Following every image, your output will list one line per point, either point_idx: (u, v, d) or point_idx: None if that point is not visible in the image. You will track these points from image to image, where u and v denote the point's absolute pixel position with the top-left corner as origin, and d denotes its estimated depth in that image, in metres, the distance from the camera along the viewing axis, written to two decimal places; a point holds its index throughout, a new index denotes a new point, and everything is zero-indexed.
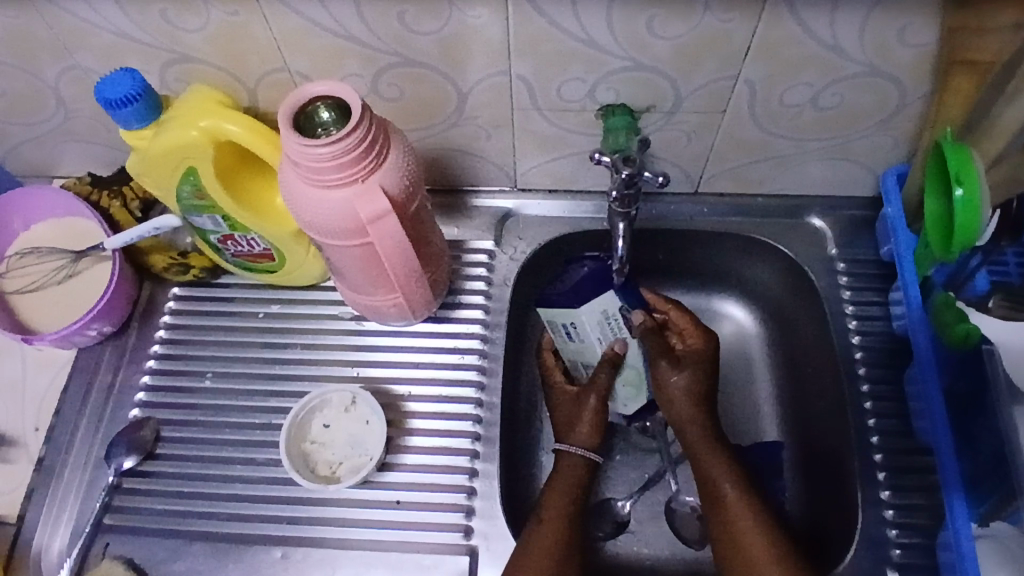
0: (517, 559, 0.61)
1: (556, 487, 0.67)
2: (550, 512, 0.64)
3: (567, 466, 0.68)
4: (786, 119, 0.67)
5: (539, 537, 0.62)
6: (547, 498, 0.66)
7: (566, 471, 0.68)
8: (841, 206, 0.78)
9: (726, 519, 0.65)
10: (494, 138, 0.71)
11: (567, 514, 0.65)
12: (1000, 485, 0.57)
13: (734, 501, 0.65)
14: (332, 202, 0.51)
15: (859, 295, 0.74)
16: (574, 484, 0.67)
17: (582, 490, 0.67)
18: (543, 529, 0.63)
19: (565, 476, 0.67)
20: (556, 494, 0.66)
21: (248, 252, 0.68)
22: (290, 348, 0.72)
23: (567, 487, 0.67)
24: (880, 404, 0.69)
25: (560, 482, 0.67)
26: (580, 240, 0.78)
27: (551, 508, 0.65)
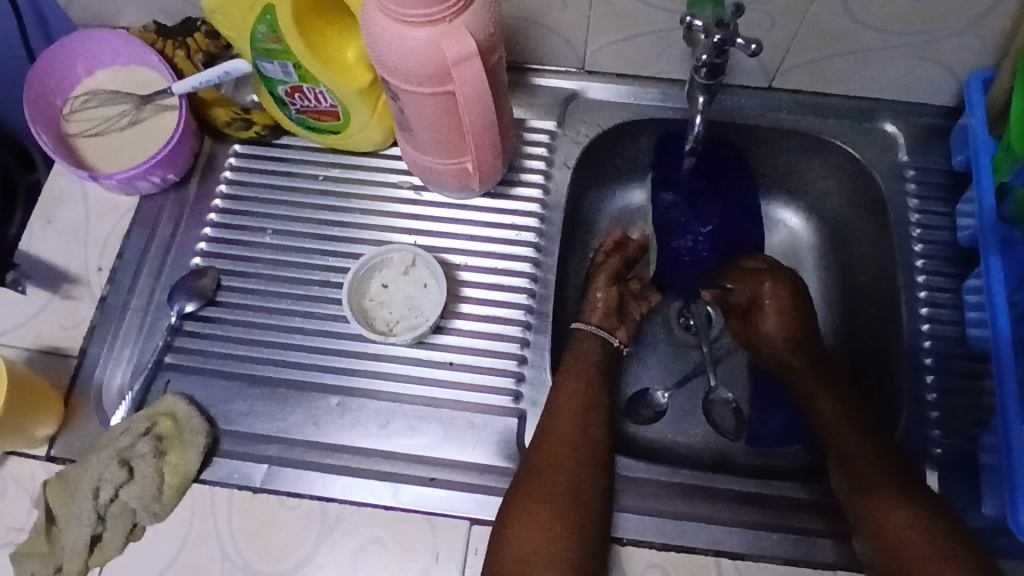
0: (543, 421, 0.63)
1: (573, 363, 0.67)
2: (566, 379, 0.65)
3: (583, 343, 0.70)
4: (879, 7, 0.64)
5: (559, 402, 0.63)
6: (566, 368, 0.66)
7: (585, 345, 0.70)
8: (915, 113, 0.75)
9: (844, 455, 0.65)
10: (569, 8, 0.68)
11: (586, 382, 0.65)
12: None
13: (847, 435, 0.65)
14: (417, 41, 0.50)
15: (926, 204, 0.73)
16: (587, 361, 0.68)
17: (602, 367, 0.68)
18: (562, 396, 0.64)
19: (580, 355, 0.68)
20: (570, 365, 0.67)
21: (314, 107, 0.68)
22: (349, 211, 0.73)
23: (585, 363, 0.67)
24: (935, 311, 0.69)
25: (580, 354, 0.68)
26: (643, 128, 0.77)
27: (569, 375, 0.66)
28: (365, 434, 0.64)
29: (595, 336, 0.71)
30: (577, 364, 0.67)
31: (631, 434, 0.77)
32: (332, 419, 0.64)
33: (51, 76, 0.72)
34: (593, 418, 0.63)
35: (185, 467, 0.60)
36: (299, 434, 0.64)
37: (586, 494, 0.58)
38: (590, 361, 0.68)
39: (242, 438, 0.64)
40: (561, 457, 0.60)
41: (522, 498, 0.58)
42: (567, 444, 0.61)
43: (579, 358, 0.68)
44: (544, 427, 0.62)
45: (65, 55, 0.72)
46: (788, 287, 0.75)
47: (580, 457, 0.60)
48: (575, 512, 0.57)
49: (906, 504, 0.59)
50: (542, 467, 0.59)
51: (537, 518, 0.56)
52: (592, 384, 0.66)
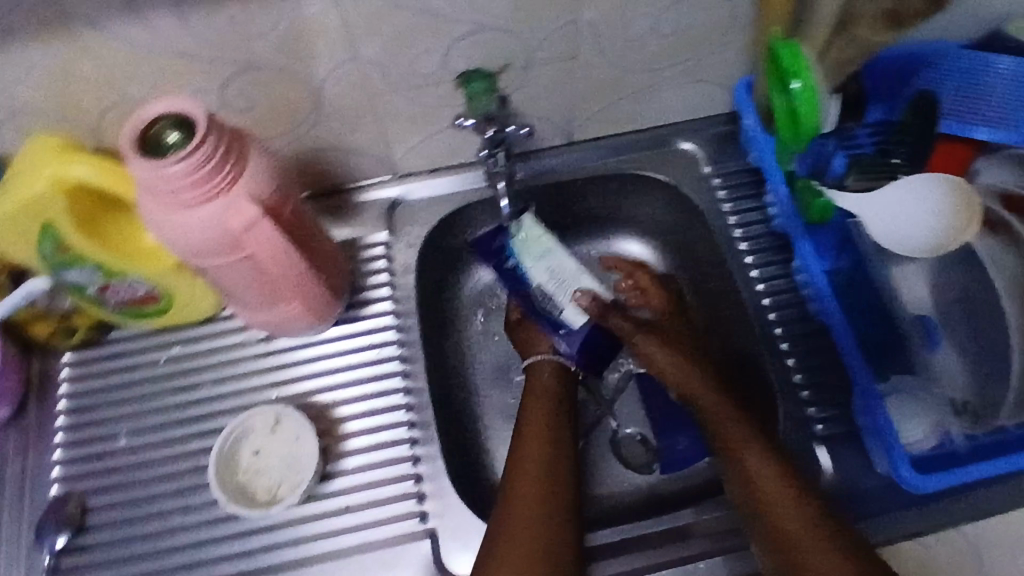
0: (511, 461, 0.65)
1: (531, 403, 0.71)
2: (531, 420, 0.69)
3: (537, 370, 0.74)
4: (633, 52, 0.70)
5: (528, 445, 0.66)
6: (524, 434, 0.67)
7: (542, 377, 0.73)
8: (705, 127, 0.81)
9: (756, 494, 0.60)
10: (360, 128, 0.71)
11: (546, 416, 0.69)
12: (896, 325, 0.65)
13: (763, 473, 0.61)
14: (201, 221, 0.51)
15: (739, 204, 0.79)
16: (547, 392, 0.72)
17: (557, 381, 0.73)
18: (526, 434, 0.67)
19: (536, 380, 0.73)
20: (532, 408, 0.70)
21: (131, 297, 0.65)
22: (204, 384, 0.70)
23: (541, 401, 0.71)
24: (777, 298, 0.74)
25: (539, 390, 0.72)
26: (471, 212, 0.79)
27: (530, 414, 0.69)
28: None
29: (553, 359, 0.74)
30: (538, 401, 0.71)
31: None
32: None
33: None
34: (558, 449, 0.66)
35: None
36: None
37: (562, 516, 0.60)
38: (544, 394, 0.72)
39: None
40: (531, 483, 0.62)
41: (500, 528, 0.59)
42: (535, 478, 0.63)
43: (541, 391, 0.72)
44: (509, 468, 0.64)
45: None
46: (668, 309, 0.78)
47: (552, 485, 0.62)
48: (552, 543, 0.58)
49: (800, 491, 0.58)
50: (513, 497, 0.61)
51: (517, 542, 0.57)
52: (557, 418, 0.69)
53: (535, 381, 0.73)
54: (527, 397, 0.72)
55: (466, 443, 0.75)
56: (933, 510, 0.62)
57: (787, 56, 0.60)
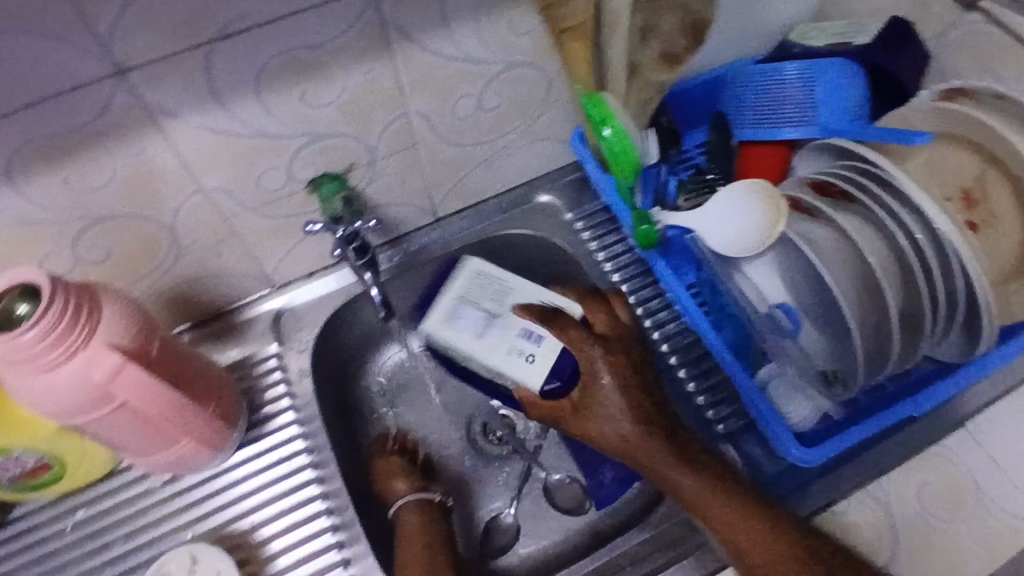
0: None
1: (408, 537, 0.68)
2: (408, 558, 0.66)
3: (406, 508, 0.71)
4: (468, 128, 0.75)
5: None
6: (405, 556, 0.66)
7: (409, 517, 0.70)
8: (558, 177, 0.88)
9: (705, 519, 0.63)
10: (226, 251, 0.73)
11: (425, 550, 0.66)
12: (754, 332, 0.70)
13: (701, 501, 0.64)
14: (62, 382, 0.51)
15: (603, 240, 0.84)
16: (422, 528, 0.69)
17: (427, 522, 0.70)
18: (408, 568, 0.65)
19: (411, 516, 0.70)
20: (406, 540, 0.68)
21: (22, 471, 0.63)
22: (114, 542, 0.68)
23: (414, 534, 0.68)
24: (656, 318, 0.79)
25: (410, 529, 0.69)
26: (358, 304, 0.82)
27: (407, 550, 0.67)
28: None
29: (413, 502, 0.71)
30: (414, 534, 0.68)
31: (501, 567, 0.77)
32: None
33: None
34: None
35: None
36: None
37: None
38: (420, 531, 0.69)
39: None
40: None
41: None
42: None
43: (414, 528, 0.69)
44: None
45: None
46: (618, 358, 0.71)
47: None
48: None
49: (749, 510, 0.63)
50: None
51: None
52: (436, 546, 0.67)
53: (408, 516, 0.70)
54: (400, 531, 0.69)
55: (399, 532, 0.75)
56: (834, 480, 0.66)
57: (592, 106, 0.68)
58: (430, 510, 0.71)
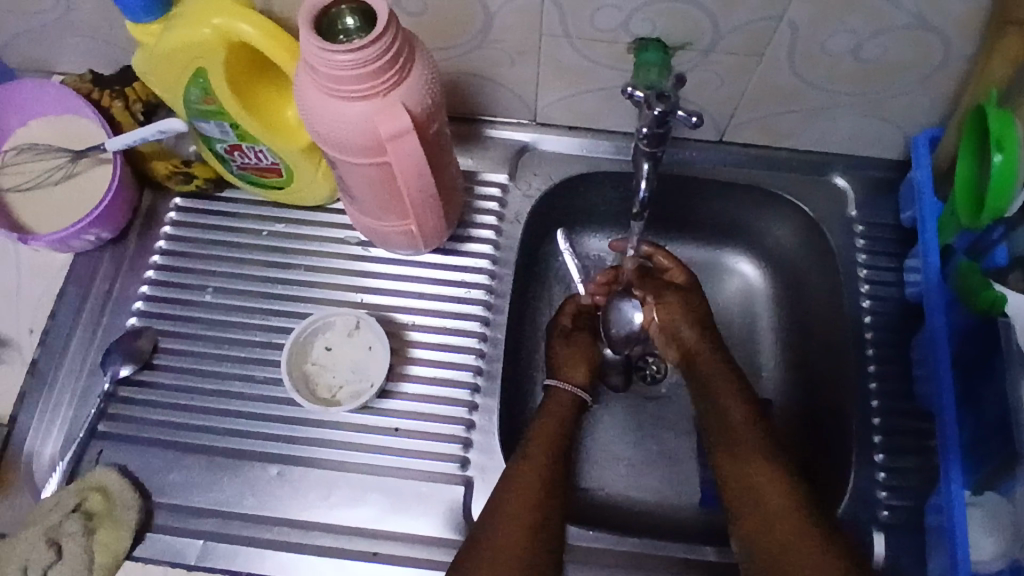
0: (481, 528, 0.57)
1: (534, 456, 0.62)
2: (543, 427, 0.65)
3: (551, 414, 0.67)
4: (824, 68, 0.64)
5: (504, 521, 0.57)
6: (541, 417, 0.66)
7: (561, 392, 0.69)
8: (865, 167, 0.76)
9: None
10: (517, 64, 0.68)
11: (551, 459, 0.62)
12: (1008, 447, 0.55)
13: None
14: (350, 115, 0.50)
15: (875, 259, 0.73)
16: (557, 418, 0.67)
17: (572, 422, 0.67)
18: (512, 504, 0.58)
19: (551, 420, 0.66)
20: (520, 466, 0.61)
21: (255, 165, 0.65)
22: (294, 268, 0.71)
23: (544, 455, 0.62)
24: (883, 368, 0.69)
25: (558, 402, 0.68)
26: (599, 181, 0.76)
27: (525, 471, 0.60)
28: (306, 505, 0.62)
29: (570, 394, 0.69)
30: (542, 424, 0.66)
31: (588, 493, 0.74)
32: (272, 490, 0.62)
33: None
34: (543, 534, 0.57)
35: (115, 547, 0.58)
36: (237, 506, 0.62)
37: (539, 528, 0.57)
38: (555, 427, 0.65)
39: (178, 512, 0.61)
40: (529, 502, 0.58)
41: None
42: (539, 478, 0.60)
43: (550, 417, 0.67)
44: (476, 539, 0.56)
45: None
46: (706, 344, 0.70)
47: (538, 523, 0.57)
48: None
49: None
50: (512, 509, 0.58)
51: (502, 558, 0.54)
52: (549, 483, 0.60)
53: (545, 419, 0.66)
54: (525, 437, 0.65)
55: (519, 407, 0.74)
56: None
57: (970, 130, 0.60)
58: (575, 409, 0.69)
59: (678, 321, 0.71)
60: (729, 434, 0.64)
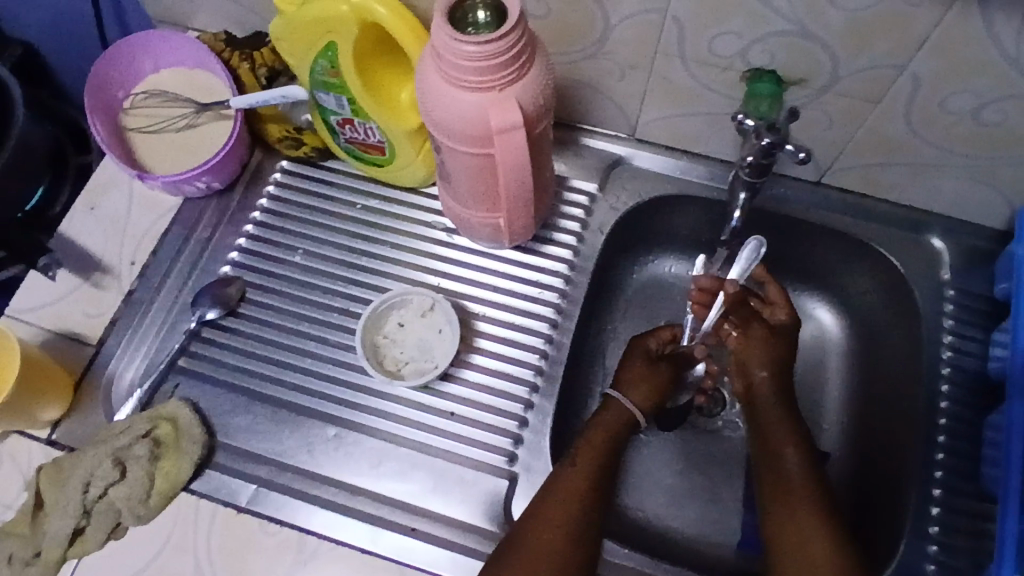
0: (512, 536, 0.58)
1: (572, 473, 0.61)
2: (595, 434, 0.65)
3: (597, 431, 0.65)
4: (941, 125, 0.63)
5: (533, 535, 0.57)
6: (596, 423, 0.66)
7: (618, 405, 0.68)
8: (966, 233, 0.73)
9: None
10: (627, 78, 0.68)
11: (597, 467, 0.62)
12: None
13: None
14: (465, 104, 0.51)
15: (962, 328, 0.71)
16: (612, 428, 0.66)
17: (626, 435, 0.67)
18: (541, 519, 0.58)
19: (601, 432, 0.65)
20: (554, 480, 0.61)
21: (362, 140, 0.68)
22: (379, 243, 0.73)
23: (583, 473, 0.61)
24: (953, 441, 0.67)
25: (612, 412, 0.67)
26: (687, 205, 0.76)
27: (561, 486, 0.60)
28: (357, 471, 0.64)
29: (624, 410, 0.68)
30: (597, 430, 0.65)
31: (626, 512, 0.73)
32: (326, 451, 0.65)
33: (120, 71, 0.75)
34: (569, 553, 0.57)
35: (176, 476, 0.62)
36: (292, 459, 0.64)
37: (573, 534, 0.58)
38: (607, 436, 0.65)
39: (238, 455, 0.65)
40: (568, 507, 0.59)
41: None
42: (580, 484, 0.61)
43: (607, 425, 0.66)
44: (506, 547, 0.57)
45: (136, 53, 0.75)
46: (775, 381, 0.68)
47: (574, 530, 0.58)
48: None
49: None
50: (548, 511, 0.59)
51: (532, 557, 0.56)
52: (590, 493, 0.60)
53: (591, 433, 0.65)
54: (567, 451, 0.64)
55: (572, 414, 0.75)
56: None
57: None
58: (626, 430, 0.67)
59: (754, 355, 0.69)
60: (784, 484, 0.63)
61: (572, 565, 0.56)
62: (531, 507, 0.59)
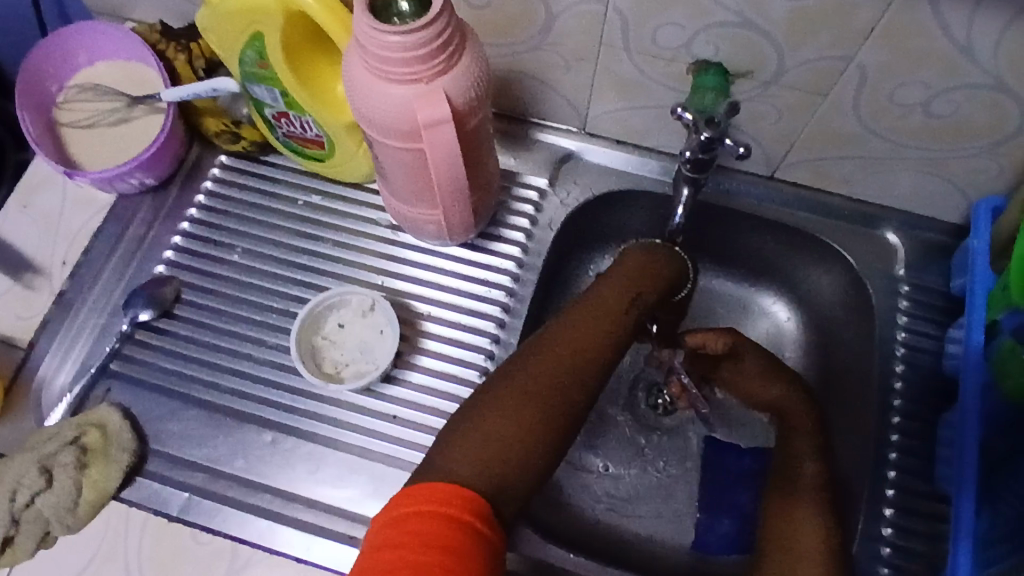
0: (485, 402, 0.54)
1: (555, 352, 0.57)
2: (571, 330, 0.59)
3: (587, 318, 0.60)
4: (891, 118, 0.61)
5: (504, 411, 0.53)
6: (575, 320, 0.60)
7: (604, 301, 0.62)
8: (921, 227, 0.72)
9: None
10: (574, 70, 0.66)
11: (567, 374, 0.56)
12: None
13: None
14: (392, 97, 0.49)
15: (915, 324, 0.69)
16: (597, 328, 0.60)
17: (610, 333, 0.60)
18: (514, 395, 0.54)
19: (601, 300, 0.62)
20: (533, 360, 0.57)
21: (300, 134, 0.66)
22: (322, 241, 0.71)
23: (568, 355, 0.57)
24: (906, 440, 0.66)
25: (594, 308, 0.61)
26: (639, 200, 0.75)
27: (504, 413, 0.53)
28: (295, 478, 0.62)
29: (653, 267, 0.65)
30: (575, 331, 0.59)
31: (580, 514, 0.72)
32: (263, 457, 0.63)
33: (52, 63, 0.72)
34: (540, 434, 0.53)
35: (105, 484, 0.59)
36: (227, 466, 0.62)
37: (536, 439, 0.53)
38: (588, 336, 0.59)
39: (171, 462, 0.62)
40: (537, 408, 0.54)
41: (449, 476, 0.49)
42: (544, 389, 0.55)
43: (586, 325, 0.60)
44: (478, 413, 0.53)
45: (68, 45, 0.72)
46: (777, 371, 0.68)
47: (536, 428, 0.53)
48: (452, 541, 0.43)
49: None
50: (512, 410, 0.53)
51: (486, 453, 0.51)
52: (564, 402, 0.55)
53: (587, 310, 0.61)
54: (554, 326, 0.60)
55: None
56: None
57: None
58: (665, 251, 0.66)
59: (758, 388, 0.68)
60: (791, 484, 0.63)
61: (543, 446, 0.53)
62: (513, 374, 0.56)
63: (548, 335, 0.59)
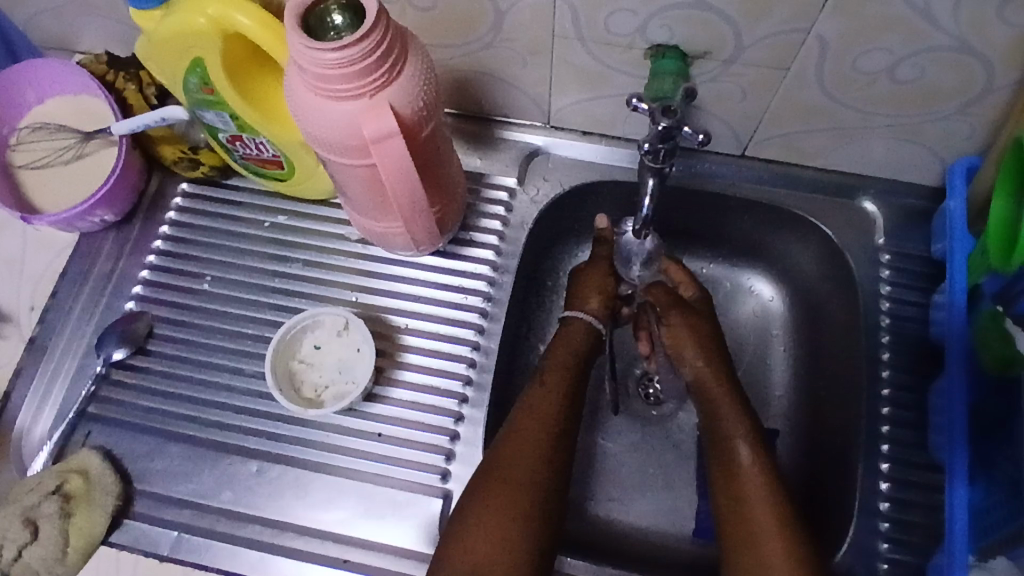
0: (469, 501, 0.56)
1: (506, 467, 0.58)
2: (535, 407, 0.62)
3: (539, 398, 0.63)
4: (855, 86, 0.60)
5: (473, 524, 0.55)
6: (530, 398, 0.63)
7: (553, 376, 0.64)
8: (898, 193, 0.71)
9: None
10: (530, 65, 0.65)
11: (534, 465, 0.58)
12: (1017, 516, 0.52)
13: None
14: (337, 115, 0.48)
15: (899, 292, 0.68)
16: (550, 404, 0.62)
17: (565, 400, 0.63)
18: (482, 506, 0.56)
19: (539, 391, 0.63)
20: (498, 462, 0.58)
21: (257, 156, 0.64)
22: (292, 262, 0.70)
23: (519, 467, 0.58)
24: (897, 412, 0.65)
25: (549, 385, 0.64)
26: (611, 190, 0.73)
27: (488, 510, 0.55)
28: (284, 505, 0.61)
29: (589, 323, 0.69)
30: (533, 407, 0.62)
31: (577, 511, 0.72)
32: (250, 487, 0.62)
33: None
34: (522, 528, 0.55)
35: (91, 530, 0.58)
36: (214, 500, 0.62)
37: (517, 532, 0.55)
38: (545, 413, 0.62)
39: (158, 500, 0.62)
40: (520, 493, 0.56)
41: None
42: (521, 479, 0.57)
43: (540, 403, 0.62)
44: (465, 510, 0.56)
45: (14, 84, 0.70)
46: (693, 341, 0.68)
47: (523, 514, 0.56)
48: None
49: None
50: (493, 504, 0.56)
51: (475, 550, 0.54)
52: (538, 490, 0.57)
53: (540, 393, 0.63)
54: (512, 420, 0.61)
55: None
56: None
57: (1009, 166, 0.55)
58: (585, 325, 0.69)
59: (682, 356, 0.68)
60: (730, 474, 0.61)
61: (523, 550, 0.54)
62: (492, 464, 0.58)
63: (496, 449, 0.59)
